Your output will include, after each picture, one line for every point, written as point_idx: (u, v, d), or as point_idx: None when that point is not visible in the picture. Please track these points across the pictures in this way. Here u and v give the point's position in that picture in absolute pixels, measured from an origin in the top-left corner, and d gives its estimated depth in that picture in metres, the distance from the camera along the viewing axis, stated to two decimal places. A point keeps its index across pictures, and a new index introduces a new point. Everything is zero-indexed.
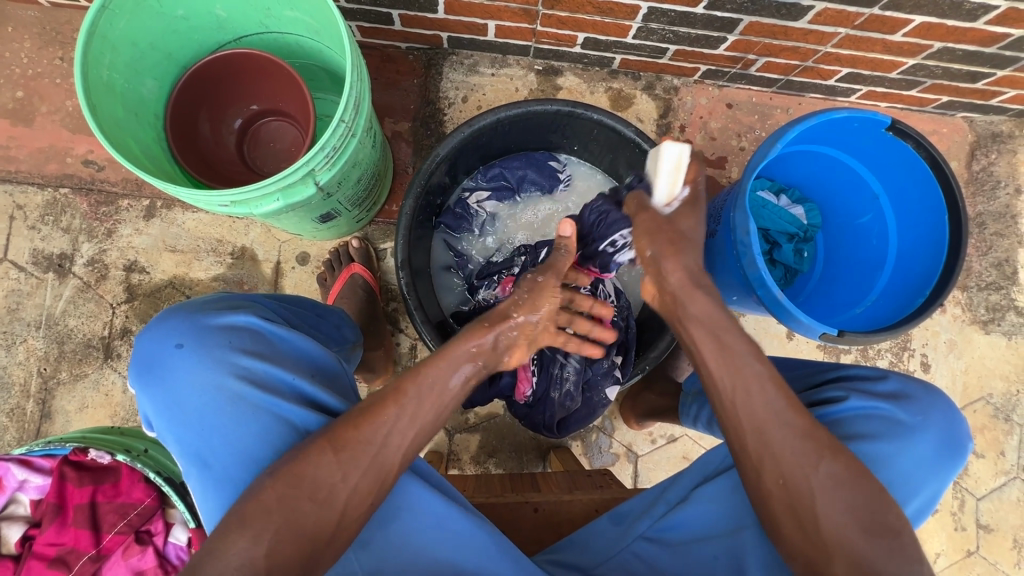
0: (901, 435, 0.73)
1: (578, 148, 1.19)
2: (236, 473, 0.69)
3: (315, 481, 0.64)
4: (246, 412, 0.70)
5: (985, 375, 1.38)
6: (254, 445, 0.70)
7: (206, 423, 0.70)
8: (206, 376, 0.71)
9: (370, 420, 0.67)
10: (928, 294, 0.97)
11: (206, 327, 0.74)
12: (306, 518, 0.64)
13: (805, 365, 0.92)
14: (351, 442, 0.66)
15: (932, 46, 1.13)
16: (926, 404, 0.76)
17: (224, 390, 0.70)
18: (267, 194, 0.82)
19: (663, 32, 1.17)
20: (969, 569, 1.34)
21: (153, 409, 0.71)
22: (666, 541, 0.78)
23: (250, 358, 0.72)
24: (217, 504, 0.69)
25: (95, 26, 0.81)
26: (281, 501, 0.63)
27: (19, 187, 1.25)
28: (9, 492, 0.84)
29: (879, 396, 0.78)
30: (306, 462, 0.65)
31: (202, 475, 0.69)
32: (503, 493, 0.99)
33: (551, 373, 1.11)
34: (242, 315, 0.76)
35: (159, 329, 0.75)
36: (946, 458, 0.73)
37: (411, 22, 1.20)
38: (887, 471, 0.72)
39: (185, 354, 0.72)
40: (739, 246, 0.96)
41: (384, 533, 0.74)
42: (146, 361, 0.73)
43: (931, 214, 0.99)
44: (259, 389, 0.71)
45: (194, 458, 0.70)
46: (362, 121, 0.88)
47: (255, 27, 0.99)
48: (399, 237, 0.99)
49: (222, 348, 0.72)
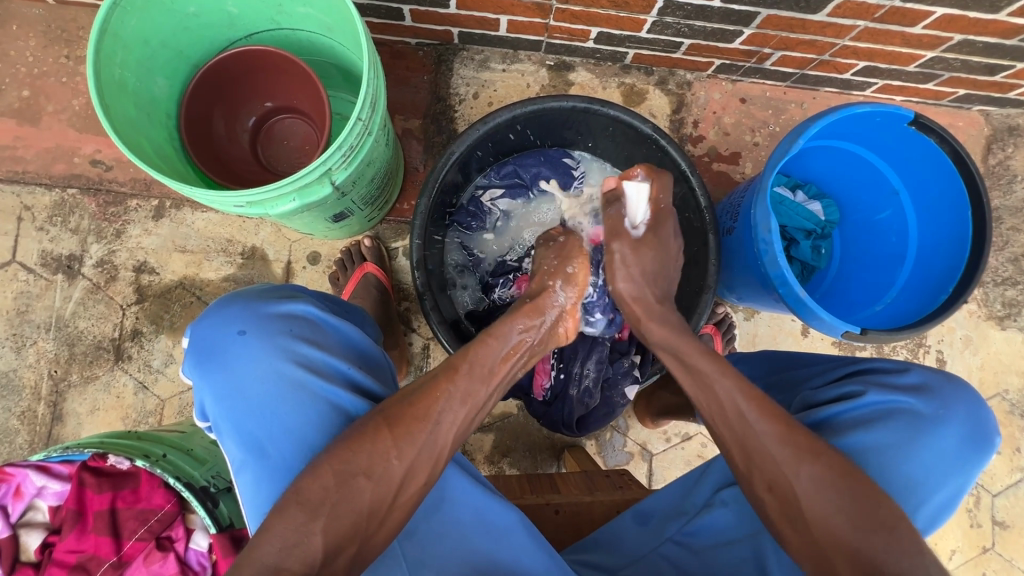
0: (925, 429, 0.72)
1: (593, 145, 1.17)
2: (294, 463, 0.68)
3: (372, 459, 0.65)
4: (305, 400, 0.69)
5: (1001, 371, 1.37)
6: (311, 434, 0.69)
7: (265, 412, 0.69)
8: (267, 363, 0.70)
9: (425, 397, 0.70)
10: (952, 291, 0.96)
11: (266, 315, 0.73)
12: (363, 496, 0.64)
13: (817, 357, 0.91)
14: (406, 419, 0.67)
15: (952, 39, 1.11)
16: (951, 396, 0.74)
17: (283, 378, 0.70)
18: (283, 194, 0.81)
19: (678, 26, 1.15)
20: (984, 566, 1.34)
21: (212, 397, 0.70)
22: (693, 547, 0.77)
23: (310, 347, 0.72)
24: (272, 496, 0.68)
25: (106, 23, 0.79)
26: (339, 477, 0.63)
27: (27, 187, 1.23)
28: (28, 498, 0.83)
29: (901, 389, 0.76)
30: (363, 441, 0.65)
31: (258, 466, 0.68)
32: (523, 495, 0.99)
33: (570, 370, 1.11)
34: (299, 304, 0.76)
35: (219, 316, 0.74)
36: (971, 451, 0.72)
37: (422, 18, 1.19)
38: (911, 467, 0.71)
39: (248, 340, 0.71)
40: (759, 244, 0.94)
41: (428, 523, 0.74)
42: (206, 348, 0.72)
43: (953, 211, 0.98)
44: (319, 377, 0.71)
45: (251, 447, 0.68)
46: (378, 119, 0.87)
47: (266, 23, 0.97)
48: (414, 236, 0.98)
49: (282, 334, 0.72)
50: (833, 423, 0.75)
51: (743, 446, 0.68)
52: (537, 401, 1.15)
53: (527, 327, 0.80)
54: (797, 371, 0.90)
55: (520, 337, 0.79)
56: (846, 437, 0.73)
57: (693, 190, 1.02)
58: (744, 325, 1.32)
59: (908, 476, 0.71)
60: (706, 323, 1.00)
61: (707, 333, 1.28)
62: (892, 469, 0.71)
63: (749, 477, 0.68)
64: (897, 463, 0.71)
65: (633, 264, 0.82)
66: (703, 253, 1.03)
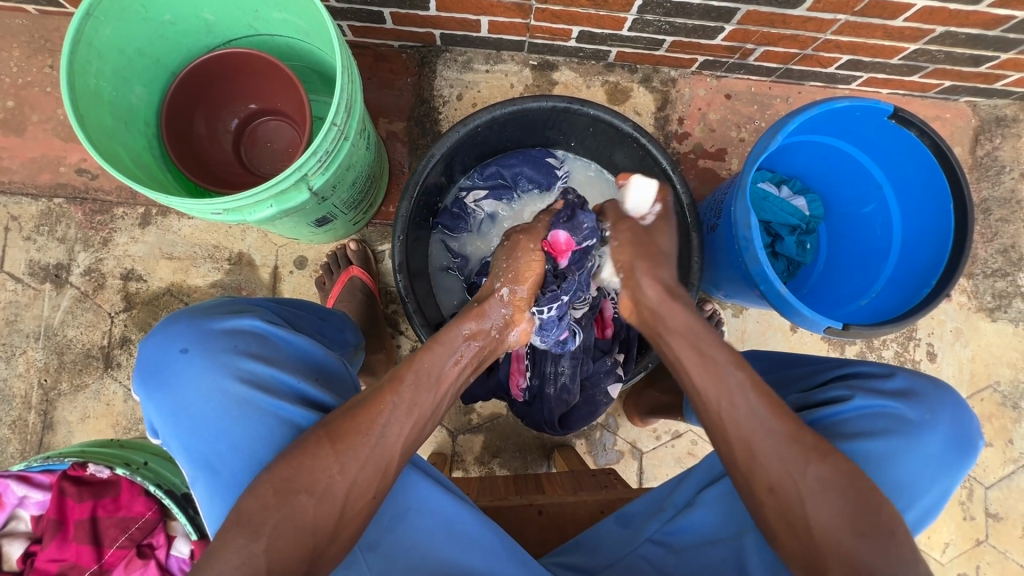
0: (911, 433, 0.72)
1: (576, 143, 1.17)
2: (243, 477, 0.69)
3: (313, 474, 0.64)
4: (251, 416, 0.69)
5: (992, 363, 1.36)
6: (260, 449, 0.69)
7: (210, 429, 0.69)
8: (210, 380, 0.70)
9: (369, 409, 0.69)
10: (936, 283, 0.95)
11: (209, 332, 0.74)
12: (305, 514, 0.63)
13: (815, 359, 0.90)
14: (349, 434, 0.67)
15: (934, 31, 1.10)
16: (936, 401, 0.74)
17: (227, 396, 0.70)
18: (260, 200, 0.81)
19: (658, 23, 1.15)
20: (979, 559, 1.33)
21: (158, 417, 0.70)
22: (673, 545, 0.78)
23: (255, 362, 0.72)
24: (225, 510, 0.69)
25: (80, 34, 0.80)
26: (280, 495, 0.63)
27: (14, 198, 1.24)
28: (9, 508, 0.83)
29: (888, 394, 0.76)
30: (306, 454, 0.65)
31: (209, 482, 0.69)
32: (507, 496, 0.99)
33: (545, 371, 1.09)
34: (246, 319, 0.76)
35: (164, 334, 0.74)
36: (957, 456, 0.71)
37: (403, 21, 1.19)
38: (896, 470, 0.71)
39: (191, 359, 0.71)
40: (739, 241, 0.94)
41: (393, 536, 0.74)
42: (151, 367, 0.72)
43: (936, 202, 0.98)
44: (265, 392, 0.71)
45: (200, 464, 0.69)
46: (354, 124, 0.87)
47: (245, 30, 0.98)
48: (396, 240, 0.98)
49: (225, 351, 0.72)
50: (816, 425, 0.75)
51: None
52: (518, 402, 1.14)
53: (473, 331, 0.81)
54: (785, 372, 0.91)
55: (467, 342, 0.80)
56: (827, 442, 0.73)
57: (674, 187, 1.02)
58: (733, 322, 1.32)
59: (894, 481, 0.70)
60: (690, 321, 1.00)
61: None
62: (877, 473, 0.70)
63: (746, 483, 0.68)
64: (883, 467, 0.71)
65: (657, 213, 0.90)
66: (686, 251, 1.03)
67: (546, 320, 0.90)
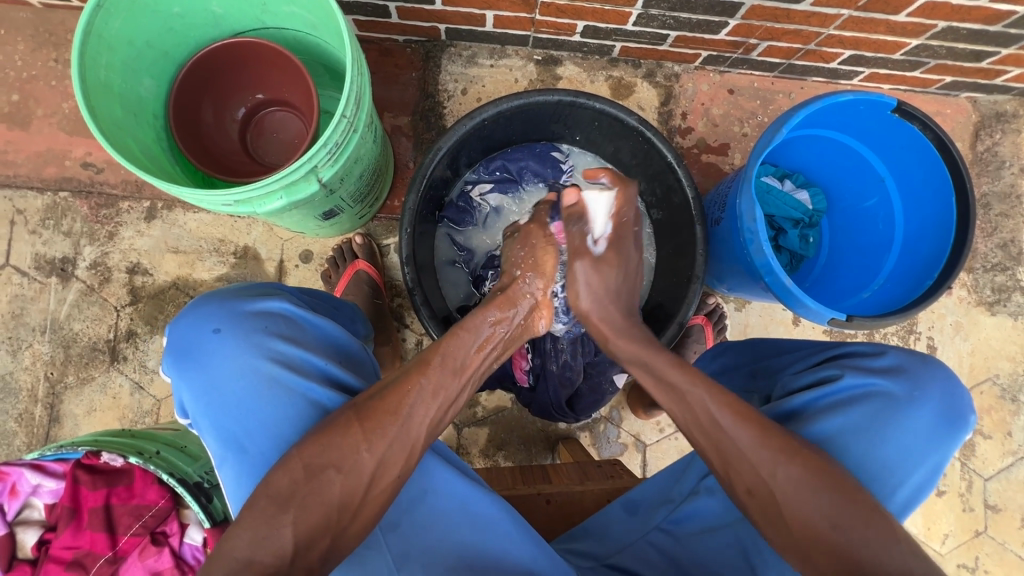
0: (896, 411, 0.71)
1: (581, 137, 1.18)
2: (272, 457, 0.70)
3: (341, 451, 0.66)
4: (281, 396, 0.70)
5: (991, 356, 1.38)
6: (288, 429, 0.70)
7: (242, 408, 0.70)
8: (242, 360, 0.71)
9: (396, 390, 0.71)
10: (937, 276, 0.96)
11: (241, 313, 0.74)
12: (332, 488, 0.65)
13: (800, 344, 0.91)
14: (377, 413, 0.69)
15: (936, 26, 1.11)
16: (926, 377, 0.72)
17: (259, 375, 0.70)
18: (270, 192, 0.81)
19: (663, 18, 1.15)
20: (978, 550, 1.35)
21: (188, 395, 0.71)
22: (677, 534, 0.79)
23: (286, 343, 0.73)
24: (252, 490, 0.69)
25: (90, 26, 0.80)
26: (309, 471, 0.65)
27: (19, 191, 1.24)
28: (23, 497, 0.84)
29: (877, 372, 0.75)
30: (334, 431, 0.67)
31: (237, 460, 0.69)
32: (515, 485, 1.00)
33: (544, 349, 1.10)
34: (275, 301, 0.77)
35: (195, 314, 0.74)
36: (945, 432, 0.70)
37: (408, 15, 1.19)
38: (880, 449, 0.70)
39: (223, 338, 0.72)
40: (745, 233, 0.95)
41: (411, 516, 0.74)
42: (181, 346, 0.72)
43: (938, 195, 0.99)
44: (295, 372, 0.71)
45: (230, 443, 0.69)
46: (363, 115, 0.87)
47: (252, 23, 0.98)
48: (403, 233, 0.99)
49: (257, 332, 0.73)
50: (805, 410, 0.75)
51: (721, 452, 0.69)
52: (523, 390, 1.15)
53: (499, 318, 0.82)
54: (774, 360, 0.90)
55: (492, 329, 0.81)
56: (814, 426, 0.72)
57: (679, 180, 1.03)
58: (736, 316, 1.33)
59: (880, 460, 0.70)
60: (694, 312, 1.00)
61: (699, 322, 1.28)
62: (864, 453, 0.70)
63: (728, 480, 0.69)
64: (868, 447, 0.70)
65: (624, 244, 0.85)
66: (691, 244, 1.04)
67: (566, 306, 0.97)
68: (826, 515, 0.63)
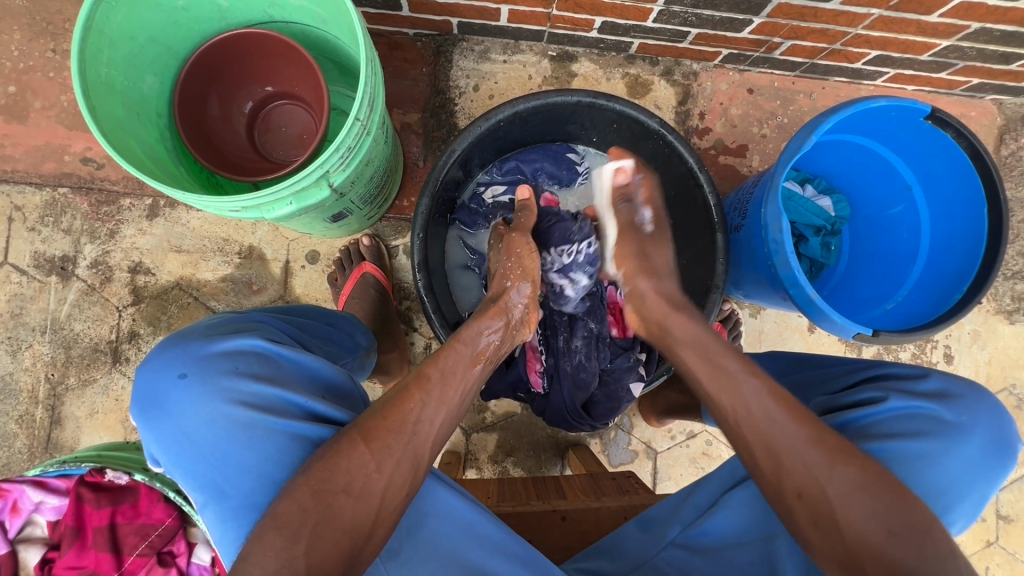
0: (946, 437, 0.68)
1: (597, 139, 1.14)
2: (257, 499, 0.66)
3: (350, 474, 0.64)
4: (259, 437, 0.67)
5: (1008, 366, 1.35)
6: (272, 469, 0.67)
7: (217, 455, 0.67)
8: (212, 406, 0.67)
9: (398, 408, 0.71)
10: (967, 290, 0.93)
11: (208, 355, 0.71)
12: (344, 514, 0.63)
13: (845, 361, 0.87)
14: (381, 431, 0.67)
15: (968, 27, 1.07)
16: (973, 403, 0.70)
17: (232, 420, 0.67)
18: (279, 197, 0.78)
19: (685, 15, 1.11)
20: (988, 560, 1.33)
21: (158, 446, 0.68)
22: (698, 548, 0.77)
23: (258, 383, 0.70)
24: (238, 535, 0.66)
25: (91, 20, 0.77)
26: (318, 496, 0.62)
27: (17, 187, 1.20)
28: (24, 514, 0.83)
29: (922, 395, 0.72)
30: (339, 454, 0.64)
31: (219, 506, 0.66)
32: (528, 501, 0.99)
33: (559, 348, 1.10)
34: (245, 339, 0.73)
35: (159, 359, 0.71)
36: (994, 461, 0.68)
37: (420, 8, 1.15)
38: (930, 475, 0.67)
39: (191, 385, 0.68)
40: (769, 243, 0.92)
41: (414, 543, 0.72)
42: (147, 397, 0.69)
43: (969, 206, 0.95)
44: (271, 413, 0.68)
45: (207, 490, 0.66)
46: (377, 117, 0.84)
47: (259, 16, 0.94)
48: (415, 236, 0.95)
49: (227, 374, 0.69)
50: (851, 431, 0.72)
51: None
52: (538, 396, 1.13)
53: (492, 329, 0.87)
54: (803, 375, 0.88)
55: (486, 341, 0.86)
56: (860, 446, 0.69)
57: (700, 186, 0.99)
58: (751, 322, 1.30)
59: (926, 487, 0.67)
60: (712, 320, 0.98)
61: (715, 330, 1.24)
62: (913, 478, 0.67)
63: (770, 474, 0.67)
64: (916, 472, 0.67)
65: None
66: (711, 251, 1.01)
67: (590, 254, 1.02)
68: (887, 526, 0.60)
